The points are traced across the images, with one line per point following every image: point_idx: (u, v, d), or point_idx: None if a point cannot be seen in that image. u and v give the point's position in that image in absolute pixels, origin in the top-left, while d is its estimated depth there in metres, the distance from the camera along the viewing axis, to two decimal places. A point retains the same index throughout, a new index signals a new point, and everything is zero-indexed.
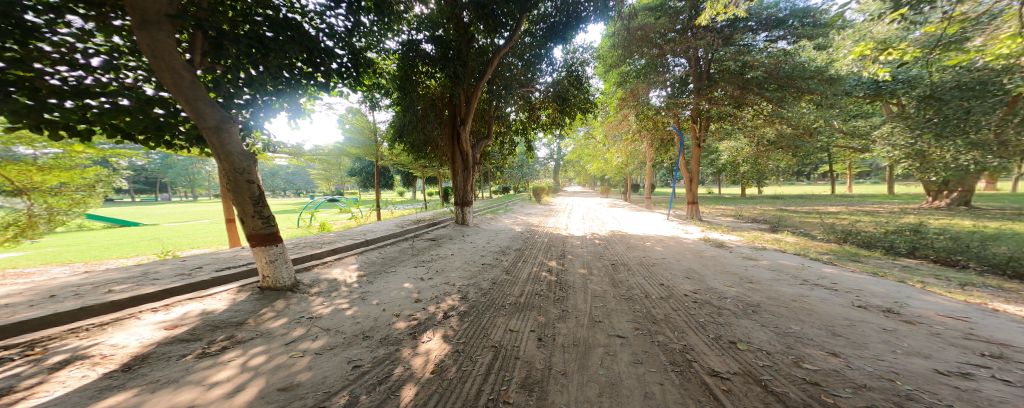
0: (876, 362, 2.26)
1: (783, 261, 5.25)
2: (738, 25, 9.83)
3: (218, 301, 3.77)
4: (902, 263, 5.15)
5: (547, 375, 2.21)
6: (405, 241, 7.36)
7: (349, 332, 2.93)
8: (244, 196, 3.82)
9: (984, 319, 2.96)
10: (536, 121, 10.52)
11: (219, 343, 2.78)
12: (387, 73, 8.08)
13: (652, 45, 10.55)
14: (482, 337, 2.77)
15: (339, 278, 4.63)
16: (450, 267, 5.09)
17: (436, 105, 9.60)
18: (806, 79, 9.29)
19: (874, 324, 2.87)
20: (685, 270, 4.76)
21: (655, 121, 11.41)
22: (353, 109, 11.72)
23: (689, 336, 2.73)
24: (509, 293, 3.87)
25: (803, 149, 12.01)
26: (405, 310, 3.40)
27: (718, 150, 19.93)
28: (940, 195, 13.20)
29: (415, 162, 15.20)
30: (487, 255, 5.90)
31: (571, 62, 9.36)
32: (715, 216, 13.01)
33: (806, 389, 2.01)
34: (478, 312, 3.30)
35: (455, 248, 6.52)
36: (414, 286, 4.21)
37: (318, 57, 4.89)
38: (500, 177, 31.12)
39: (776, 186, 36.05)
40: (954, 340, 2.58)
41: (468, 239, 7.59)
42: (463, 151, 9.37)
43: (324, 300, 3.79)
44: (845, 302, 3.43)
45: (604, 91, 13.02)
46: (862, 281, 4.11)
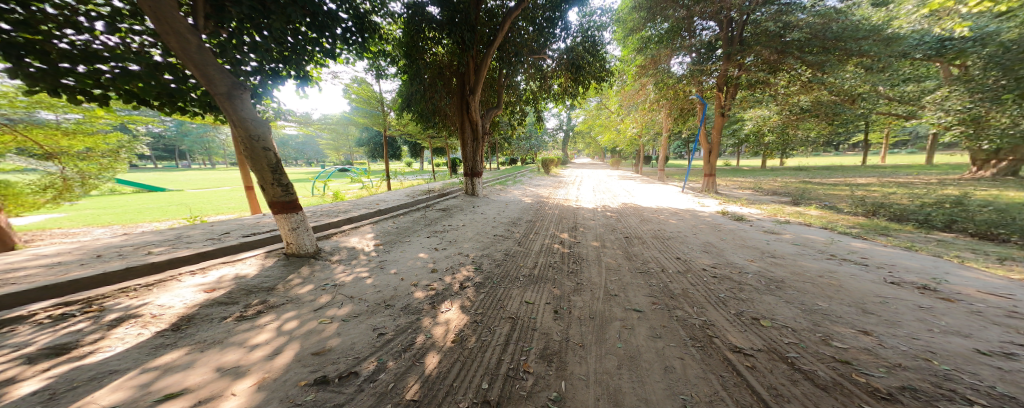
0: (910, 341, 2.25)
1: (807, 235, 5.13)
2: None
3: (248, 266, 3.96)
4: (937, 237, 4.98)
5: (565, 347, 2.29)
6: (418, 212, 7.47)
7: (372, 300, 3.07)
8: (262, 164, 3.88)
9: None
10: (548, 90, 10.09)
11: (255, 307, 2.95)
12: (393, 39, 7.74)
13: (678, 6, 9.67)
14: (499, 308, 2.86)
15: (358, 247, 4.78)
16: (463, 238, 5.18)
17: (444, 74, 9.28)
18: (858, 40, 8.42)
19: (909, 302, 2.83)
20: (702, 244, 4.71)
21: (675, 90, 10.87)
22: (357, 78, 11.31)
23: (709, 311, 2.76)
24: (523, 265, 3.94)
25: (840, 117, 11.24)
26: (425, 279, 3.52)
27: (740, 119, 18.96)
28: (986, 164, 12.42)
29: (424, 133, 15.03)
30: (499, 226, 5.96)
31: (587, 26, 8.76)
32: (732, 188, 12.66)
33: (836, 367, 2.02)
34: (493, 283, 3.38)
35: (467, 219, 6.61)
36: (429, 256, 4.33)
37: (322, 19, 4.68)
38: (512, 148, 30.68)
39: (801, 157, 34.60)
40: (996, 318, 2.54)
41: (480, 211, 7.68)
42: (473, 121, 9.16)
43: (346, 268, 3.95)
44: (875, 278, 3.37)
45: (622, 58, 12.37)
46: (895, 257, 4.00)
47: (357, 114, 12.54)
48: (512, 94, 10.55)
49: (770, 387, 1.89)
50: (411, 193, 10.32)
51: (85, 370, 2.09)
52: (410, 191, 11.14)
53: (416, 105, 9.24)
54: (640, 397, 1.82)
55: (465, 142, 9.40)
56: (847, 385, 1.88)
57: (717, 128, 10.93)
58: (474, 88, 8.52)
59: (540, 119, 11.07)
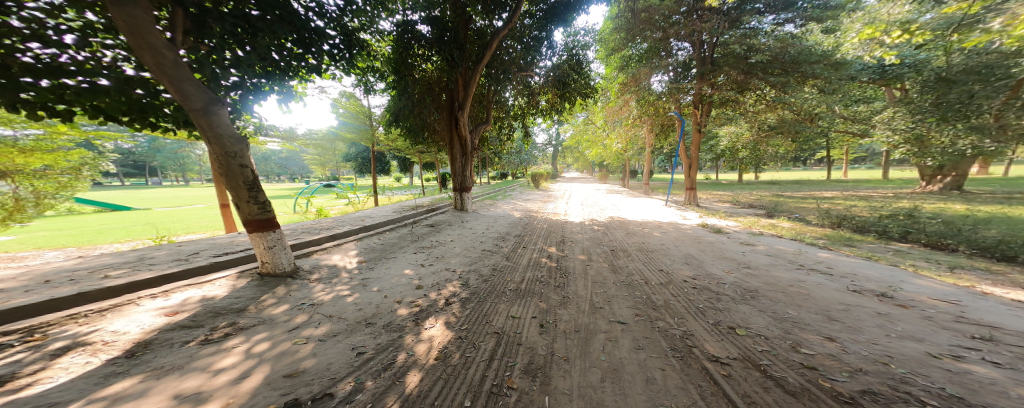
0: (870, 346, 2.34)
1: (780, 246, 5.33)
2: (744, 7, 9.63)
3: (217, 287, 3.79)
4: (894, 247, 5.29)
5: (549, 361, 2.27)
6: (404, 228, 7.36)
7: (352, 319, 2.97)
8: (237, 181, 3.78)
9: (975, 302, 3.07)
10: (535, 106, 10.34)
11: (222, 330, 2.81)
12: (381, 56, 7.83)
13: (655, 28, 10.20)
14: (484, 323, 2.82)
15: (339, 265, 4.65)
16: (450, 253, 5.12)
17: (433, 90, 9.39)
18: (811, 64, 8.97)
19: (870, 309, 2.96)
20: (683, 256, 4.81)
21: (655, 107, 11.37)
22: (346, 93, 11.29)
23: (689, 321, 2.80)
24: (510, 279, 3.91)
25: (804, 134, 11.94)
26: (409, 296, 3.45)
27: (716, 136, 19.90)
28: (934, 180, 13.39)
29: (412, 148, 15.03)
30: (487, 241, 5.93)
31: (571, 45, 9.16)
32: (712, 202, 13.11)
33: (804, 373, 2.07)
34: (479, 298, 3.34)
35: (454, 235, 6.55)
36: (414, 272, 4.24)
37: (308, 35, 4.68)
38: (501, 163, 30.94)
39: (774, 172, 36.32)
40: (946, 323, 2.68)
41: (467, 225, 7.64)
42: (462, 137, 9.24)
43: (325, 286, 3.82)
44: (840, 287, 3.52)
45: (606, 76, 12.88)
46: (857, 266, 4.21)
47: (342, 129, 12.41)
48: (501, 109, 10.76)
49: (745, 395, 1.91)
50: (398, 209, 10.19)
51: (20, 405, 1.92)
52: (398, 207, 10.99)
53: (404, 120, 9.24)
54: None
55: (455, 157, 9.44)
56: (815, 391, 1.92)
57: (696, 144, 11.39)
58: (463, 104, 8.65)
59: (528, 134, 11.25)
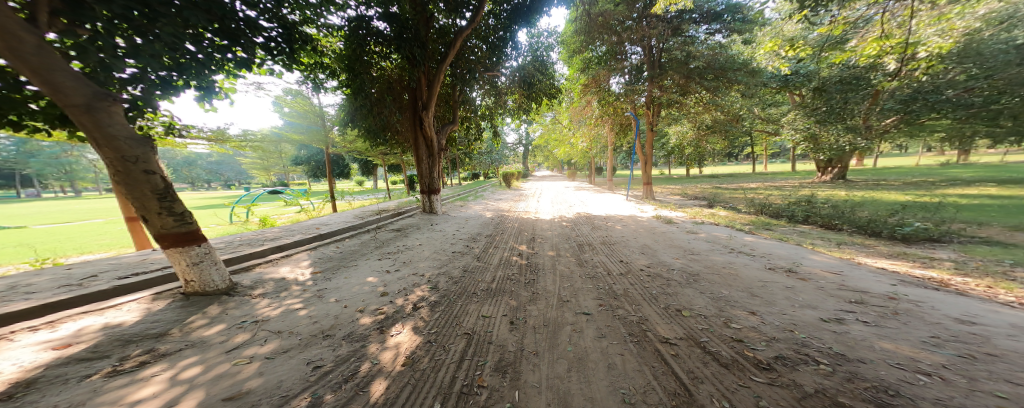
0: (781, 316, 2.76)
1: (716, 233, 6.01)
2: (685, 16, 10.39)
3: (125, 313, 3.28)
4: (799, 229, 6.26)
5: (519, 356, 2.34)
6: (365, 234, 6.98)
7: (305, 333, 2.78)
8: (142, 190, 3.29)
9: (851, 271, 3.78)
10: (503, 106, 10.39)
11: (136, 358, 2.46)
12: (333, 53, 7.31)
13: (611, 32, 10.86)
14: (454, 325, 2.82)
15: (288, 277, 4.28)
16: (418, 257, 4.97)
17: (393, 87, 8.96)
18: (734, 71, 10.29)
19: (781, 283, 3.49)
20: (641, 246, 5.21)
21: (615, 107, 12.28)
22: (291, 90, 10.37)
23: (644, 307, 3.06)
24: (481, 279, 3.93)
25: (732, 133, 13.56)
26: (372, 303, 3.31)
27: (666, 134, 21.68)
28: (826, 171, 15.89)
29: (374, 150, 14.31)
30: (457, 243, 5.86)
31: (536, 46, 9.36)
32: (665, 195, 14.26)
33: (733, 346, 2.37)
34: (449, 301, 3.31)
35: (419, 238, 6.37)
36: (379, 279, 4.06)
37: (234, 26, 4.30)
38: (471, 164, 30.76)
39: (712, 167, 40.48)
40: (832, 291, 3.26)
41: (436, 228, 7.46)
42: (427, 137, 8.95)
43: (272, 301, 3.51)
44: (760, 265, 4.08)
45: (569, 77, 13.41)
46: (772, 246, 4.92)
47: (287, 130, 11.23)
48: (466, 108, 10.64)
49: (688, 370, 2.14)
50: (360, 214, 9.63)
51: None
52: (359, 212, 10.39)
53: (363, 122, 8.77)
54: (588, 397, 1.91)
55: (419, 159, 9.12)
56: (741, 359, 2.21)
57: (649, 142, 12.27)
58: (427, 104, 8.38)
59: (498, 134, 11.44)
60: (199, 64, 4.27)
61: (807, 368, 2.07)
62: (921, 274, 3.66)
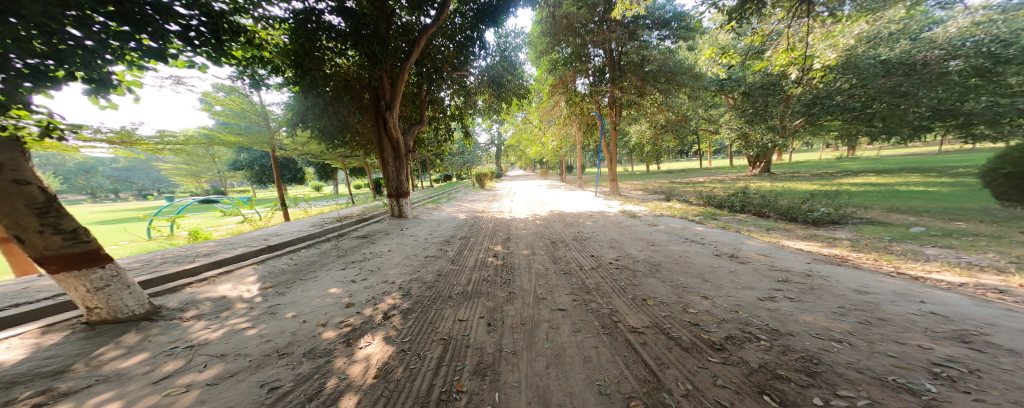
0: (727, 298, 3.10)
1: (673, 224, 6.54)
2: (639, 22, 10.98)
3: (4, 351, 2.69)
4: (739, 217, 7.08)
5: (498, 358, 2.34)
6: (325, 243, 6.46)
7: (257, 353, 2.51)
8: (14, 204, 2.72)
9: (777, 253, 4.37)
10: (473, 107, 10.30)
11: (26, 402, 2.04)
12: (275, 47, 6.54)
13: (575, 34, 11.27)
14: (430, 331, 2.74)
15: (230, 295, 3.82)
16: (387, 264, 4.73)
17: (352, 88, 8.41)
18: (682, 74, 11.26)
19: (726, 268, 3.91)
20: (610, 240, 5.49)
21: (581, 108, 12.93)
22: (223, 86, 9.10)
23: (614, 299, 3.23)
24: (456, 282, 3.86)
25: (681, 132, 14.84)
26: (336, 316, 3.09)
27: (628, 133, 23.01)
28: (756, 165, 18.08)
29: (329, 151, 13.27)
30: (430, 247, 5.68)
31: (503, 47, 9.36)
32: (630, 190, 15.10)
33: (691, 330, 2.59)
34: (423, 307, 3.21)
35: (386, 244, 6.05)
36: (343, 290, 3.79)
37: (138, 11, 3.59)
38: (440, 165, 30.17)
39: (666, 164, 43.80)
40: (765, 272, 3.73)
41: (405, 233, 7.13)
42: (393, 138, 8.59)
43: (211, 322, 3.12)
44: (709, 252, 4.54)
45: (537, 77, 13.75)
46: (718, 235, 5.48)
47: (223, 130, 9.87)
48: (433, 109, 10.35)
49: (654, 356, 2.29)
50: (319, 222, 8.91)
51: None
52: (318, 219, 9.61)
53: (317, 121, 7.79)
54: (566, 392, 1.96)
55: (384, 162, 8.71)
56: (698, 342, 2.42)
57: (613, 141, 12.83)
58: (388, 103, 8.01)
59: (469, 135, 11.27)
60: (88, 52, 3.29)
61: (751, 344, 2.32)
62: (828, 253, 4.35)
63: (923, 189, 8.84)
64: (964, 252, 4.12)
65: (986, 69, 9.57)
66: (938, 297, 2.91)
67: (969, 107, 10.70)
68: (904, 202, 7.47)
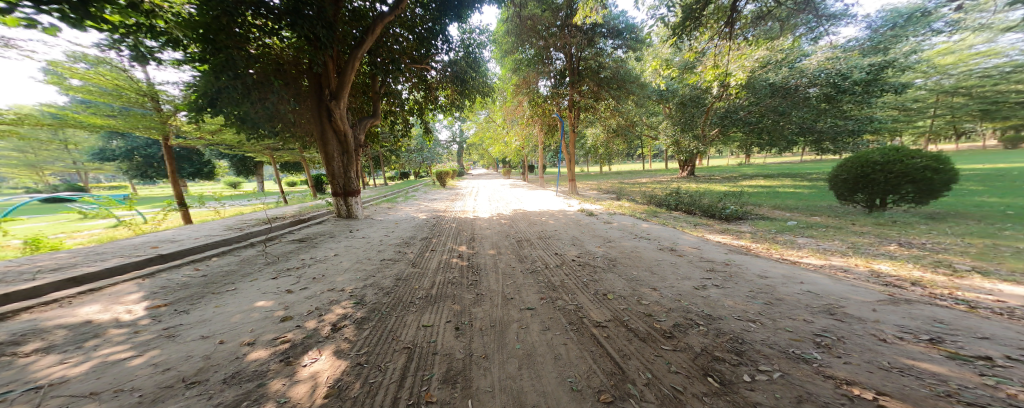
0: (670, 288, 3.47)
1: (624, 221, 7.09)
2: (596, 29, 11.64)
3: None
4: (675, 214, 7.99)
5: (468, 363, 2.25)
6: (248, 249, 5.52)
7: (154, 385, 2.04)
8: None
9: (707, 246, 5.03)
10: (433, 101, 10.01)
11: None
12: (169, 20, 5.22)
13: (538, 36, 11.85)
14: (391, 341, 2.54)
15: (109, 317, 3.05)
16: (333, 270, 4.22)
17: (286, 72, 7.13)
18: (631, 83, 12.28)
19: (668, 261, 4.38)
20: (571, 238, 5.72)
21: (543, 109, 13.59)
22: (77, 54, 6.98)
23: (579, 295, 3.36)
24: (418, 287, 3.64)
25: (630, 137, 16.18)
26: (267, 332, 2.66)
27: (585, 136, 24.44)
28: (685, 168, 20.57)
29: (251, 142, 11.41)
30: (386, 249, 5.24)
31: (467, 42, 9.03)
32: (586, 189, 15.97)
33: (645, 319, 2.82)
34: (380, 315, 2.94)
35: (329, 248, 5.41)
36: (276, 302, 3.28)
37: None
38: (397, 160, 28.52)
39: (612, 166, 47.44)
40: (697, 263, 4.27)
41: (353, 235, 6.45)
42: (339, 130, 7.79)
43: (81, 352, 2.45)
44: (655, 247, 5.02)
45: (502, 76, 14.09)
46: (661, 230, 6.10)
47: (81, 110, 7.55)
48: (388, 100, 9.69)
49: (617, 347, 2.43)
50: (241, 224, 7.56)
51: None
52: (237, 222, 8.17)
53: (237, 105, 5.99)
54: (540, 391, 1.97)
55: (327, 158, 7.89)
56: (653, 330, 2.64)
57: (572, 142, 13.30)
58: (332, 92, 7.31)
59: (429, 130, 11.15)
60: None
61: (694, 329, 2.61)
62: (738, 244, 5.17)
63: (793, 189, 11.19)
64: (821, 240, 5.30)
65: (833, 96, 13.57)
66: (811, 278, 3.68)
67: (821, 126, 14.75)
68: (793, 201, 9.25)
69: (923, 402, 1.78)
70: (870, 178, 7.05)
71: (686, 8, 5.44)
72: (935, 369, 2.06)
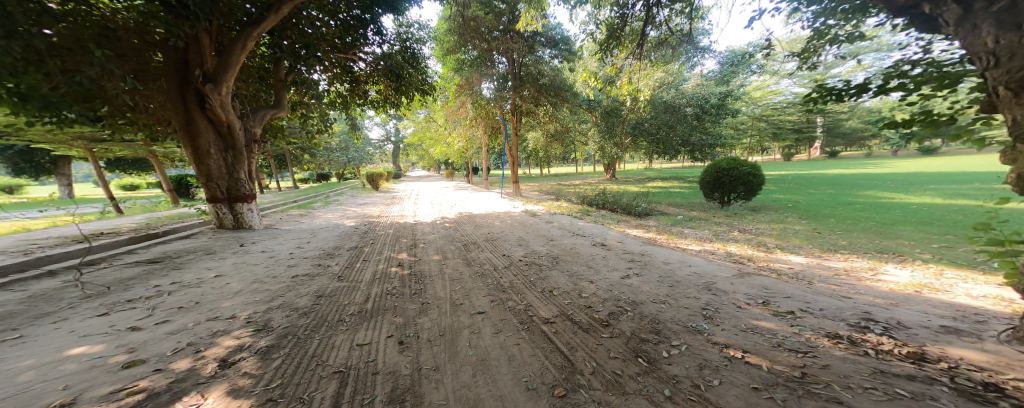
0: (604, 279, 3.78)
1: (565, 220, 7.51)
2: (536, 38, 12.13)
3: None
4: (604, 212, 8.83)
5: (417, 378, 2.03)
6: (48, 282, 3.88)
7: None
8: None
9: (627, 240, 5.65)
10: (362, 96, 8.88)
11: None
12: None
13: (481, 38, 11.49)
14: (314, 369, 2.14)
15: None
16: (214, 295, 3.34)
17: (119, 41, 5.03)
18: (568, 91, 13.01)
19: (599, 254, 4.78)
20: (517, 239, 5.78)
21: (486, 111, 13.43)
22: None
23: (527, 295, 3.38)
24: (348, 303, 3.17)
25: (567, 142, 17.11)
26: (98, 386, 1.92)
27: (526, 140, 25.16)
28: (610, 171, 22.69)
29: (58, 130, 8.26)
30: (300, 264, 4.43)
31: (404, 36, 8.09)
32: (530, 191, 16.35)
33: (587, 310, 3.01)
34: (300, 341, 2.46)
35: (201, 269, 4.23)
36: (123, 342, 2.43)
37: None
38: (314, 160, 24.70)
39: (540, 169, 49.83)
40: (621, 255, 4.77)
41: (241, 250, 5.22)
42: (224, 122, 6.39)
43: None
44: (590, 243, 5.43)
45: (443, 74, 13.77)
46: (596, 227, 6.64)
47: None
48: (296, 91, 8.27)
49: (566, 340, 2.51)
50: (15, 247, 5.26)
51: None
52: (18, 243, 5.65)
53: (11, 76, 3.92)
54: (497, 395, 1.88)
55: (199, 155, 6.34)
56: (594, 319, 2.83)
57: (515, 145, 13.57)
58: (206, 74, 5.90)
59: (356, 127, 10.05)
60: None
61: (624, 315, 2.89)
62: (648, 236, 5.98)
63: (683, 189, 13.56)
64: (698, 230, 6.52)
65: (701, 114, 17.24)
66: (696, 261, 4.49)
67: (695, 139, 18.30)
68: (690, 199, 11.18)
69: (769, 353, 2.30)
70: (720, 181, 9.02)
71: (609, 27, 5.95)
72: (771, 325, 2.70)
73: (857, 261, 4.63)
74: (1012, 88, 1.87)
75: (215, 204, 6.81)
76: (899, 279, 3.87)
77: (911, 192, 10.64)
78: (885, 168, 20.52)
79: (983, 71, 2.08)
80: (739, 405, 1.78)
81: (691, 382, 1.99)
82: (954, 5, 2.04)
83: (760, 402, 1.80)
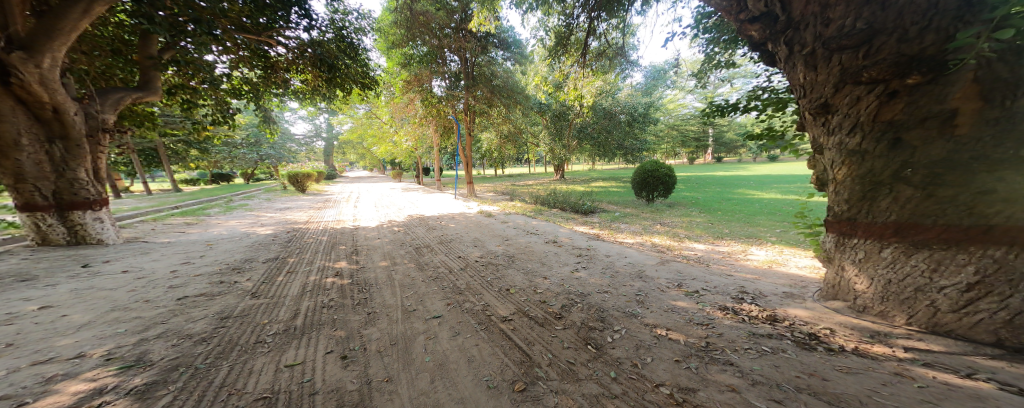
0: (556, 275, 3.89)
1: (519, 219, 7.61)
2: (489, 39, 12.11)
3: None
4: (556, 211, 9.15)
5: (366, 392, 1.85)
6: None
7: None
8: None
9: (574, 236, 5.93)
10: (280, 85, 7.89)
11: None
12: None
13: (431, 34, 11.32)
14: (227, 400, 1.81)
15: None
16: (40, 333, 2.57)
17: None
18: (519, 94, 13.09)
19: (551, 251, 4.93)
20: (472, 240, 5.65)
21: (436, 109, 12.92)
22: None
23: (485, 295, 3.32)
24: (272, 321, 2.77)
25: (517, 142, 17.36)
26: None
27: (479, 140, 24.91)
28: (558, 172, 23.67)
29: None
30: (190, 284, 3.71)
31: (340, 24, 7.37)
32: (484, 192, 16.17)
33: (542, 305, 3.06)
34: (210, 373, 2.05)
35: (12, 302, 3.20)
36: None
37: None
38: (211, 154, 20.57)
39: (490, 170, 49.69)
40: (570, 250, 4.99)
41: (85, 273, 4.14)
42: (54, 108, 4.99)
43: None
44: (543, 241, 5.58)
45: (388, 69, 12.94)
46: (549, 225, 6.85)
47: None
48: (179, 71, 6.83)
49: (525, 337, 2.51)
50: None
51: None
52: None
53: None
54: (457, 398, 1.80)
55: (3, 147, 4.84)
56: (547, 314, 2.88)
57: (468, 146, 13.28)
58: (11, 39, 4.28)
59: (268, 119, 8.92)
60: None
61: (576, 307, 3.01)
62: (593, 232, 6.36)
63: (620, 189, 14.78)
64: (632, 225, 7.13)
65: (632, 120, 19.04)
66: (632, 253, 4.88)
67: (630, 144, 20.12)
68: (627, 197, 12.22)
69: (685, 328, 2.59)
70: (646, 182, 10.04)
71: (557, 35, 6.21)
72: (684, 304, 3.04)
73: (733, 245, 5.51)
74: (812, 113, 2.57)
75: (35, 213, 5.34)
76: (760, 257, 4.72)
77: (766, 189, 13.32)
78: (755, 171, 25.50)
79: (799, 98, 2.70)
80: (667, 377, 1.97)
81: (631, 362, 2.15)
82: (784, 47, 2.60)
83: (681, 372, 2.01)
